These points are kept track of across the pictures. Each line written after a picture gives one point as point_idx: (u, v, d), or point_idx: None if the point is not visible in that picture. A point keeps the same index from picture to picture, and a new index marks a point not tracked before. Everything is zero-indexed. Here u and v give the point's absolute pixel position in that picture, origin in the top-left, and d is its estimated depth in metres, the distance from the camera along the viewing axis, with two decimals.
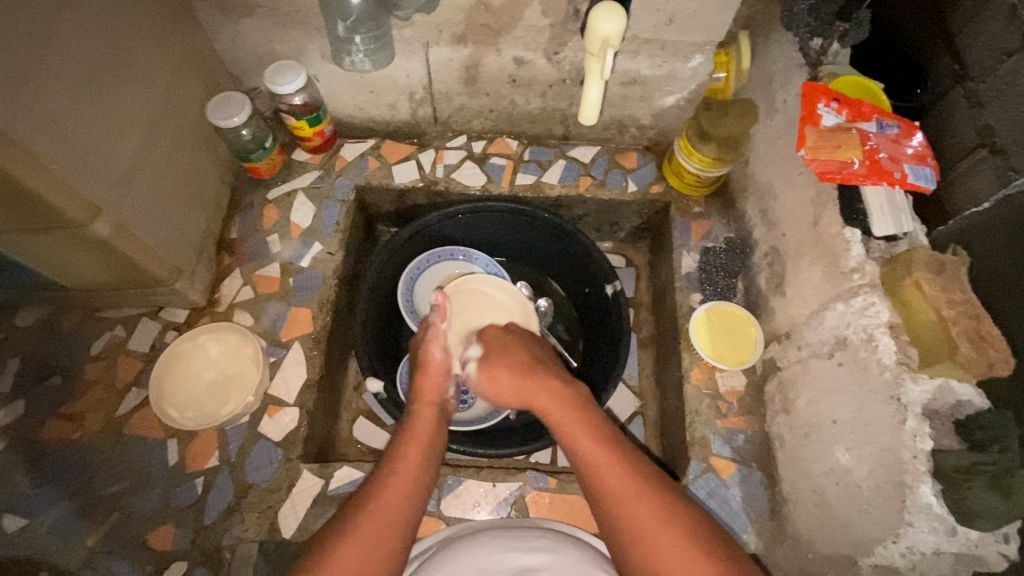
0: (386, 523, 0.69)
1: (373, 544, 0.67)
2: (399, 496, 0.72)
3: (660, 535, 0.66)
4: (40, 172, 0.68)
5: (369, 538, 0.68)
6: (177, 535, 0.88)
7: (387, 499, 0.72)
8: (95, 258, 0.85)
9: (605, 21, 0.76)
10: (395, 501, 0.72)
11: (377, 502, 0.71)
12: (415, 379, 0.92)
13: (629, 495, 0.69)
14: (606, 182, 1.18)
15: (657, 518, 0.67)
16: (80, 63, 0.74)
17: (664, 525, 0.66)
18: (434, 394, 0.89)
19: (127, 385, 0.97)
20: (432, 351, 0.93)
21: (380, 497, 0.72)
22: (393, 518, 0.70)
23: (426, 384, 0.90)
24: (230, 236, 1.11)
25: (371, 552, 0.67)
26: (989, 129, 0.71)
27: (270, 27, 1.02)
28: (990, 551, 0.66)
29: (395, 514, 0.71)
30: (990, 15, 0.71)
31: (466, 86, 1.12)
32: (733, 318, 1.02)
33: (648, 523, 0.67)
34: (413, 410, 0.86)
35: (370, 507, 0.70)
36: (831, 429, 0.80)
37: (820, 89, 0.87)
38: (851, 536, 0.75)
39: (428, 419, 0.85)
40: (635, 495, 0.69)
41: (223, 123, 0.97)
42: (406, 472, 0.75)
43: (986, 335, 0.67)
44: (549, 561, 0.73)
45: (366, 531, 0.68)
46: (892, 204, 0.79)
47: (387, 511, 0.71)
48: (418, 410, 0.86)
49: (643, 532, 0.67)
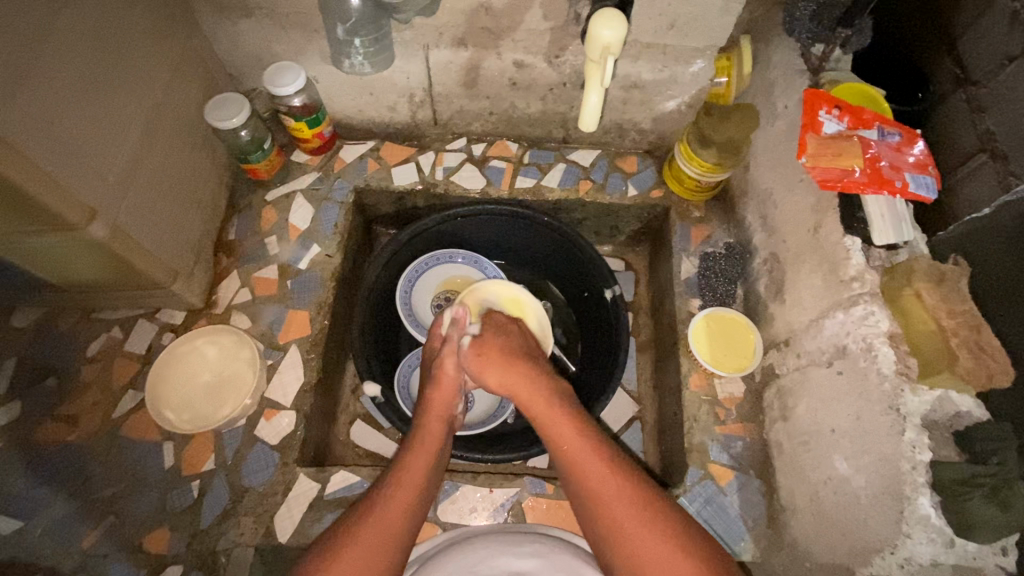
0: (383, 539, 0.70)
1: (371, 561, 0.67)
2: (398, 515, 0.72)
3: (659, 555, 0.66)
4: (33, 173, 0.68)
5: (366, 552, 0.68)
6: (172, 538, 0.88)
7: (389, 513, 0.72)
8: (91, 260, 0.85)
9: (605, 28, 0.76)
10: (396, 520, 0.72)
11: (377, 517, 0.71)
12: (426, 393, 0.89)
13: (634, 511, 0.69)
14: (605, 185, 1.18)
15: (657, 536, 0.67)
16: (76, 64, 0.73)
17: (663, 541, 0.66)
18: (443, 411, 0.87)
19: (123, 387, 0.96)
20: (447, 366, 0.89)
21: (380, 514, 0.72)
22: (389, 537, 0.70)
23: (435, 400, 0.88)
24: (228, 237, 1.11)
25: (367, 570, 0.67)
26: (990, 133, 0.71)
27: (269, 27, 1.02)
28: (987, 563, 0.66)
29: (394, 533, 0.71)
30: (990, 20, 0.71)
31: (466, 89, 1.12)
32: (732, 324, 1.01)
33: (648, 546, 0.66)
34: (420, 426, 0.85)
35: (369, 524, 0.70)
36: (830, 438, 0.80)
37: (822, 96, 0.86)
38: (849, 545, 0.75)
39: (436, 435, 0.84)
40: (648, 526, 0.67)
41: (221, 124, 0.96)
42: (408, 491, 0.75)
43: (987, 347, 0.68)
44: (540, 567, 0.73)
45: (365, 544, 0.68)
46: (893, 212, 0.78)
47: (385, 529, 0.70)
48: (426, 426, 0.85)
49: (641, 556, 0.66)
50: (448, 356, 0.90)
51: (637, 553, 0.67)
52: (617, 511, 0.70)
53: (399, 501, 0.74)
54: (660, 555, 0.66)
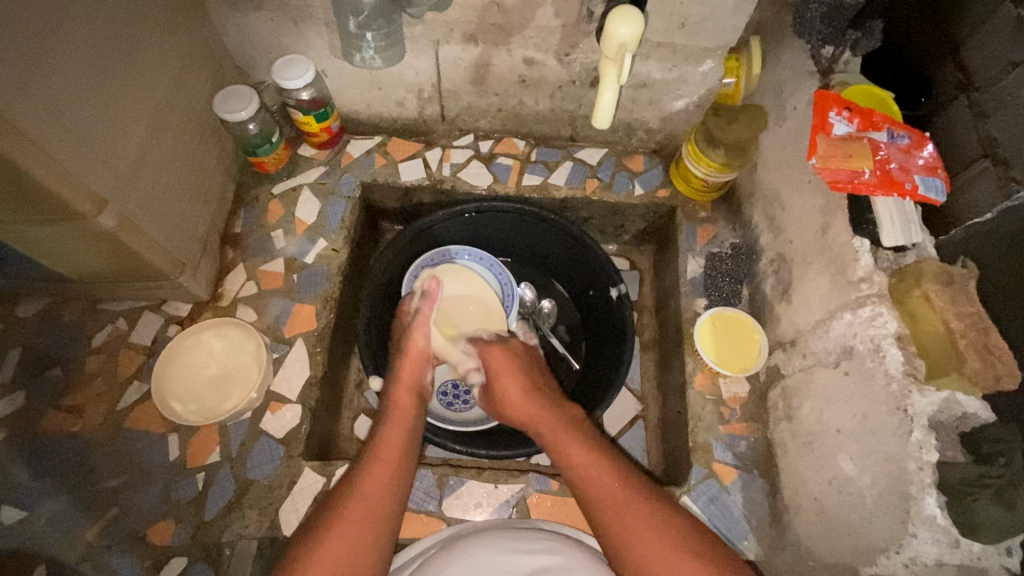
0: (372, 507, 0.72)
1: (359, 534, 0.69)
2: (384, 485, 0.74)
3: (633, 509, 0.70)
4: (43, 162, 0.67)
5: (354, 527, 0.69)
6: (176, 530, 0.88)
7: (373, 486, 0.74)
8: (97, 250, 0.85)
9: (622, 26, 0.76)
10: (382, 489, 0.74)
11: (364, 490, 0.73)
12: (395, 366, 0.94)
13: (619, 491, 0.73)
14: (612, 184, 1.18)
15: (632, 502, 0.71)
16: (87, 54, 0.73)
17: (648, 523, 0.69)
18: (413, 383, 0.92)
19: (128, 378, 0.96)
20: (415, 339, 0.96)
21: (367, 485, 0.74)
22: (376, 505, 0.72)
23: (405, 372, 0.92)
24: (234, 230, 1.10)
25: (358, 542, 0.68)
26: (992, 139, 0.72)
27: (279, 20, 1.01)
28: (991, 563, 0.66)
29: (383, 504, 0.72)
30: (994, 27, 0.72)
31: (475, 85, 1.12)
32: (737, 324, 1.02)
33: (618, 502, 0.71)
34: (392, 400, 0.89)
35: (357, 493, 0.72)
36: (835, 438, 0.80)
37: (832, 98, 0.87)
38: (854, 545, 0.75)
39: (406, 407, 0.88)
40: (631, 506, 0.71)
41: (229, 117, 0.96)
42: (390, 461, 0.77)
43: (994, 348, 0.68)
44: (557, 563, 0.73)
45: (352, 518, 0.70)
46: (901, 215, 0.79)
47: (370, 501, 0.72)
48: (396, 398, 0.89)
49: (616, 513, 0.71)
50: (415, 330, 0.97)
51: (613, 511, 0.71)
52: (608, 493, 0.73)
53: (382, 471, 0.76)
54: (635, 512, 0.70)
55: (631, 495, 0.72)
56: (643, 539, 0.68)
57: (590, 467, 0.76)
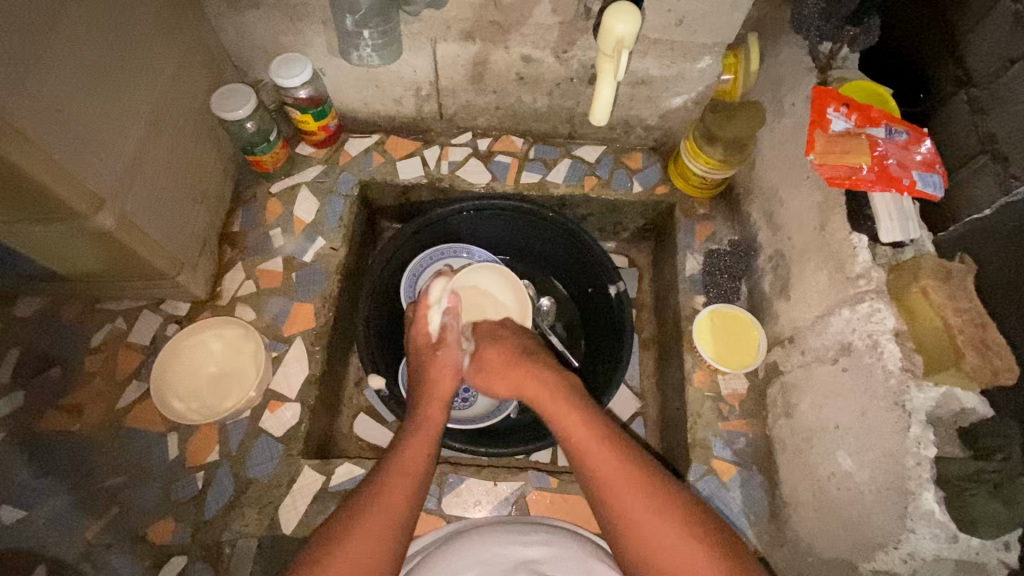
0: (389, 522, 0.70)
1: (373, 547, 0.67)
2: (402, 493, 0.73)
3: (655, 521, 0.67)
4: (41, 162, 0.67)
5: (367, 542, 0.67)
6: (176, 529, 0.88)
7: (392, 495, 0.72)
8: (95, 249, 0.84)
9: (619, 22, 0.75)
10: (403, 503, 0.72)
11: (378, 505, 0.71)
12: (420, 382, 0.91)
13: (644, 502, 0.68)
14: (611, 182, 1.18)
15: (655, 505, 0.68)
16: (83, 53, 0.73)
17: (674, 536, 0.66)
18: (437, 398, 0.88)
19: (127, 377, 0.96)
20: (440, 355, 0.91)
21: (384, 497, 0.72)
22: (396, 518, 0.71)
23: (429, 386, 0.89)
24: (232, 229, 1.10)
25: (373, 550, 0.67)
26: (990, 135, 0.72)
27: (276, 18, 1.01)
28: (990, 558, 0.67)
29: (399, 513, 0.71)
30: (993, 22, 0.72)
31: (473, 83, 1.12)
32: (736, 321, 1.02)
33: (636, 499, 0.69)
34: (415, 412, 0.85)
35: (374, 508, 0.71)
36: (834, 434, 0.80)
37: (830, 94, 0.87)
38: (853, 540, 0.75)
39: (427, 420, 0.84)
40: (659, 520, 0.67)
41: (226, 115, 0.96)
42: (409, 472, 0.75)
43: (991, 344, 0.68)
44: (550, 554, 0.73)
45: (367, 530, 0.68)
46: (900, 210, 0.79)
47: (389, 510, 0.71)
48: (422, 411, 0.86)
49: (622, 506, 0.69)
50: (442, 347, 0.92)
51: (641, 524, 0.67)
52: (636, 506, 0.68)
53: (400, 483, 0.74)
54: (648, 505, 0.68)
55: (661, 507, 0.68)
56: (669, 554, 0.65)
57: (606, 466, 0.71)
